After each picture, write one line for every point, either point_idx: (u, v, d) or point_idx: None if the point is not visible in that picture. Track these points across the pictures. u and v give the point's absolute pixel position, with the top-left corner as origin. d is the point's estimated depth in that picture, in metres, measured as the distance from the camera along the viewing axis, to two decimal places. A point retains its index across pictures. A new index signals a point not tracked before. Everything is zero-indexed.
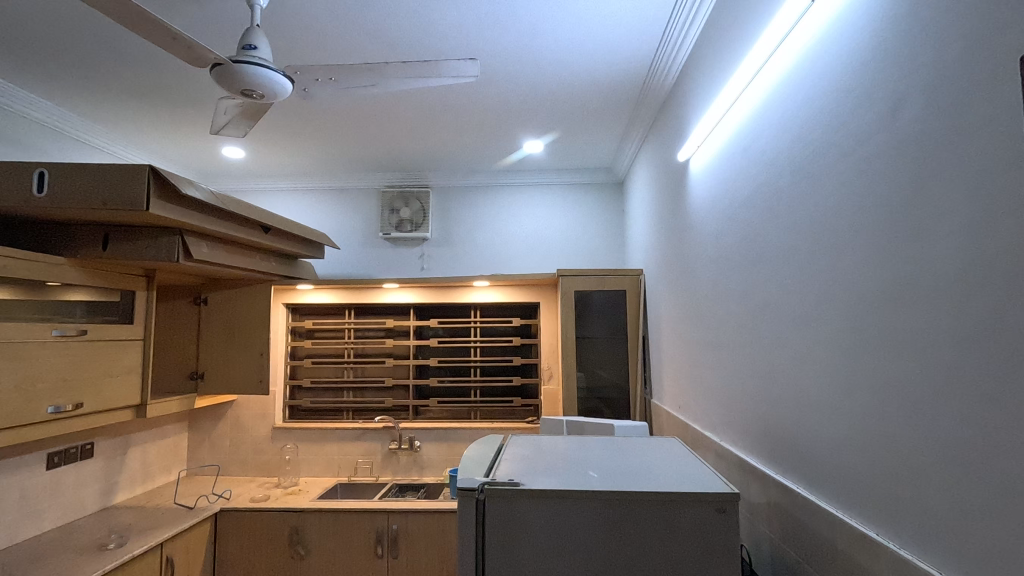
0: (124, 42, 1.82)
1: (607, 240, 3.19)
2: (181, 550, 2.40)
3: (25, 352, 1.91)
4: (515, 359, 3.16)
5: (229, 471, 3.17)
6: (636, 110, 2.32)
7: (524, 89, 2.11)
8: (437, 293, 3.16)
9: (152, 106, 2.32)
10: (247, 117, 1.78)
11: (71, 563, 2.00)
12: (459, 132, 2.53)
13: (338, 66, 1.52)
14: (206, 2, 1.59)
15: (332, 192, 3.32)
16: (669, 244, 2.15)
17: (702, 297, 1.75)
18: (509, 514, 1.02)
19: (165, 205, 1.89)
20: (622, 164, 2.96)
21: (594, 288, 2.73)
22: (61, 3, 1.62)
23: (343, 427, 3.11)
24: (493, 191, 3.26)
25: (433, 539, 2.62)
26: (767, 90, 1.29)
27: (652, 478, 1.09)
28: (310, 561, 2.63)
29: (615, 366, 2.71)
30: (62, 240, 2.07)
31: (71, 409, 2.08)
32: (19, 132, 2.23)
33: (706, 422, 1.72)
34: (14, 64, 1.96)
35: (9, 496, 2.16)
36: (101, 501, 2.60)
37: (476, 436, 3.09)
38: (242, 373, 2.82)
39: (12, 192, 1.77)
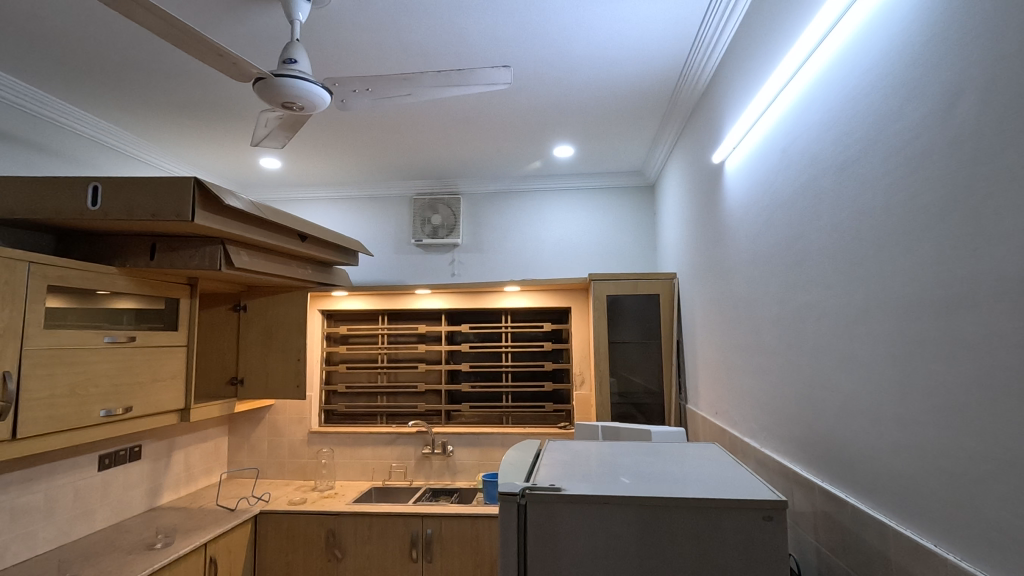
0: (170, 59, 1.90)
1: (638, 244, 3.16)
2: (224, 550, 2.46)
3: (79, 358, 2.00)
4: (546, 364, 3.15)
5: (267, 474, 3.24)
6: (668, 113, 2.30)
7: (555, 94, 2.12)
8: (468, 299, 3.18)
9: (194, 120, 2.41)
10: (286, 129, 1.83)
11: (120, 563, 2.07)
12: (491, 138, 2.55)
13: (375, 77, 1.55)
14: (248, 20, 1.64)
15: (365, 200, 3.38)
16: (704, 247, 2.12)
17: (739, 300, 1.72)
18: (550, 519, 1.01)
19: (210, 215, 1.96)
20: (654, 168, 2.93)
21: (625, 292, 2.71)
22: (114, 24, 1.71)
23: (377, 432, 3.15)
24: (523, 197, 3.27)
25: (467, 543, 2.63)
26: (807, 88, 1.26)
27: (694, 485, 1.07)
28: (347, 563, 2.66)
29: (648, 371, 2.68)
30: (112, 250, 2.16)
31: (121, 413, 2.17)
32: (71, 147, 2.34)
33: (746, 429, 1.69)
34: (69, 82, 2.07)
35: (64, 496, 2.25)
36: (148, 502, 2.69)
37: (508, 441, 3.09)
38: (280, 378, 2.89)
39: (67, 205, 1.86)
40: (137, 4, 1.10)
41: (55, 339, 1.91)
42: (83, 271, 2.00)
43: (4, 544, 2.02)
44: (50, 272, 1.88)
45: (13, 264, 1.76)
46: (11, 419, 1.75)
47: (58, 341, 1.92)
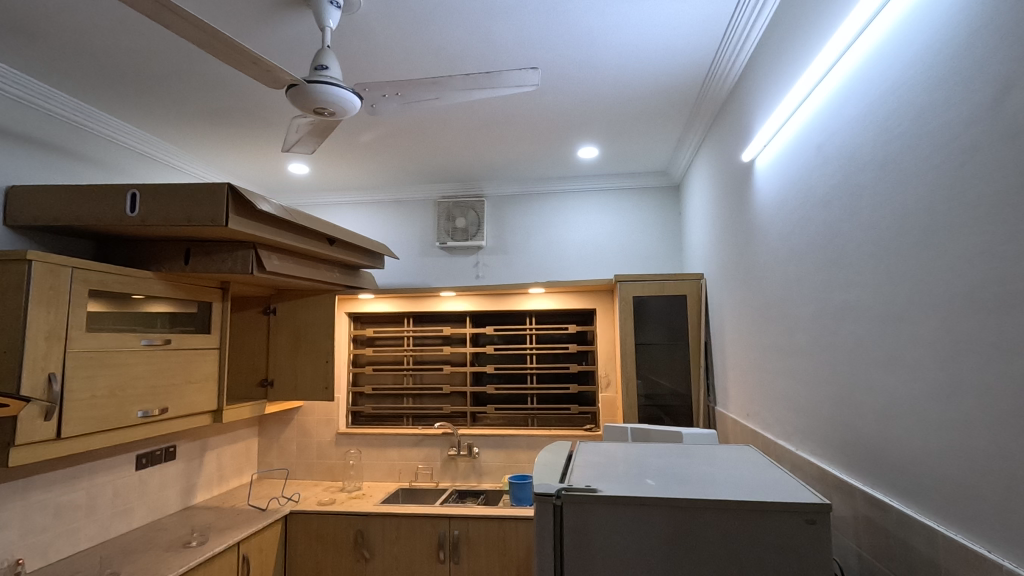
0: (204, 68, 1.95)
1: (663, 245, 3.14)
2: (256, 549, 2.51)
3: (119, 361, 2.06)
4: (571, 366, 3.14)
5: (296, 475, 3.29)
6: (694, 112, 2.28)
7: (581, 96, 2.12)
8: (493, 301, 3.19)
9: (226, 128, 2.47)
10: (316, 135, 1.86)
11: (157, 560, 2.12)
12: (515, 141, 2.56)
13: (404, 82, 1.57)
14: (281, 28, 1.68)
15: (390, 204, 3.42)
16: (733, 247, 2.09)
17: (772, 300, 1.69)
18: (587, 521, 1.01)
19: (243, 220, 2.00)
20: (679, 167, 2.90)
21: (651, 293, 2.69)
22: (153, 36, 1.76)
23: (403, 434, 3.18)
24: (546, 198, 3.27)
25: (494, 545, 2.63)
26: (843, 84, 1.24)
27: (732, 487, 1.06)
28: (375, 564, 2.69)
29: (675, 374, 2.65)
30: (149, 255, 2.22)
31: (157, 414, 2.22)
32: (108, 156, 2.42)
33: (780, 431, 1.66)
34: (109, 93, 2.14)
35: (104, 494, 2.32)
36: (182, 501, 2.76)
37: (534, 444, 3.08)
38: (308, 380, 2.93)
39: (107, 211, 1.92)
40: (175, 14, 1.13)
41: (96, 342, 1.97)
42: (121, 276, 2.06)
43: (48, 540, 2.09)
44: (91, 277, 1.95)
45: (56, 269, 1.82)
46: (56, 419, 1.81)
47: (99, 344, 1.98)
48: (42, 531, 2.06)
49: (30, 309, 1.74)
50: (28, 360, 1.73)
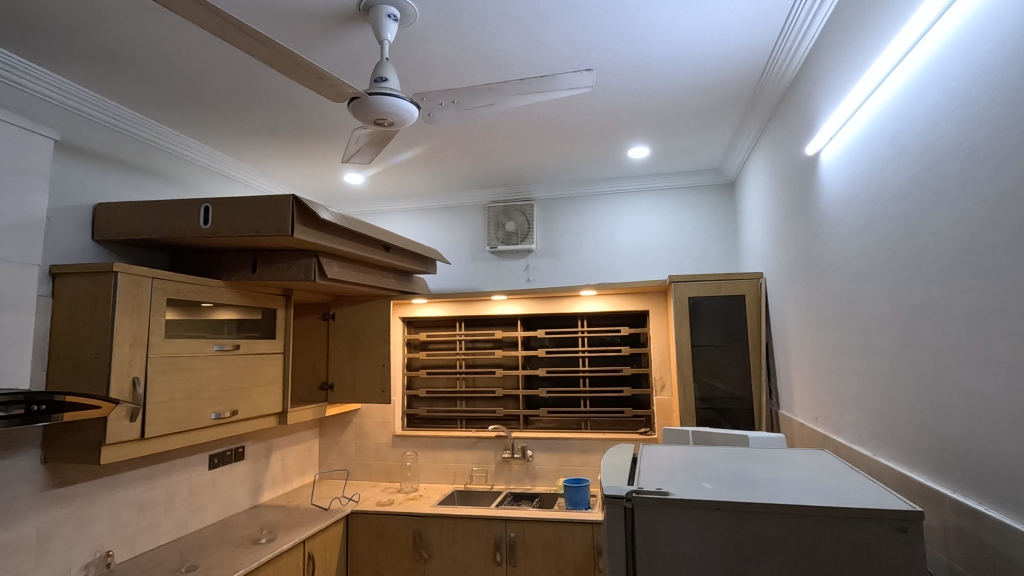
0: (270, 86, 2.05)
1: (718, 244, 3.06)
2: (319, 548, 2.59)
3: (194, 365, 2.18)
4: (625, 368, 3.11)
5: (355, 476, 3.39)
6: (751, 106, 2.22)
7: (633, 94, 2.09)
8: (544, 304, 3.20)
9: (288, 141, 2.58)
10: (374, 145, 1.92)
11: (231, 556, 2.23)
12: (565, 143, 2.56)
13: (460, 89, 1.59)
14: (341, 43, 1.75)
15: (441, 210, 3.48)
16: (796, 245, 2.02)
17: (841, 298, 1.63)
18: (659, 524, 0.99)
19: (307, 229, 2.08)
20: (734, 164, 2.83)
21: (707, 293, 2.63)
22: (225, 58, 1.86)
23: (458, 436, 3.23)
24: (595, 199, 3.25)
25: (550, 549, 2.62)
26: (919, 70, 1.19)
27: (809, 492, 1.03)
28: (433, 564, 2.73)
29: (733, 376, 2.58)
30: (220, 265, 2.35)
31: (229, 416, 2.34)
32: (181, 172, 2.58)
33: (854, 435, 1.59)
34: (182, 113, 2.28)
35: (180, 492, 2.46)
36: (251, 499, 2.88)
37: (588, 447, 3.06)
38: (366, 383, 3.02)
39: (183, 224, 2.04)
40: (243, 32, 1.19)
41: (174, 347, 2.09)
42: (195, 285, 2.18)
43: (133, 534, 2.23)
44: (169, 286, 2.07)
45: (138, 280, 1.95)
46: (140, 420, 1.94)
47: (176, 350, 2.10)
48: (127, 525, 2.20)
49: (117, 317, 1.87)
50: (115, 365, 1.86)
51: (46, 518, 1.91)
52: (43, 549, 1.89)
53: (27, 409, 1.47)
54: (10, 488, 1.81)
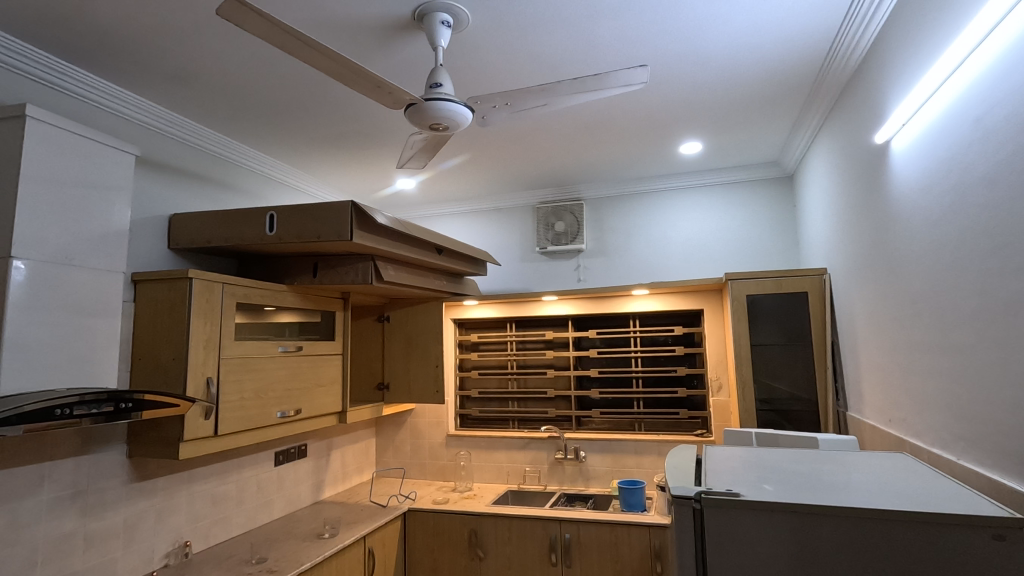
0: (328, 96, 2.12)
1: (777, 240, 2.96)
2: (379, 544, 2.66)
3: (262, 366, 2.29)
4: (679, 369, 3.05)
5: (410, 474, 3.46)
6: (812, 96, 2.13)
7: (686, 88, 2.05)
8: (595, 303, 3.17)
9: (345, 150, 2.67)
10: (428, 150, 1.95)
11: (298, 549, 2.32)
12: (616, 141, 2.54)
13: (514, 91, 1.60)
14: (397, 51, 1.79)
15: (490, 212, 3.51)
16: (864, 239, 1.93)
17: (918, 293, 1.54)
18: (729, 526, 0.97)
19: (365, 234, 2.14)
20: (793, 157, 2.73)
21: (765, 291, 2.54)
22: (288, 72, 1.95)
23: (511, 436, 3.25)
24: (646, 197, 3.20)
25: (606, 551, 2.60)
26: (1005, 48, 1.11)
27: (893, 496, 0.97)
28: (489, 563, 2.75)
29: (795, 377, 2.48)
30: (284, 270, 2.46)
31: (293, 414, 2.44)
32: (247, 183, 2.71)
33: (934, 438, 1.50)
34: (248, 126, 2.40)
35: (250, 486, 2.58)
36: (313, 495, 3.00)
37: (643, 449, 3.02)
38: (421, 383, 3.08)
39: (250, 231, 2.14)
40: (303, 43, 1.23)
41: (243, 349, 2.20)
42: (261, 290, 2.29)
43: (208, 526, 2.35)
44: (238, 291, 2.18)
45: (211, 286, 2.06)
46: (214, 418, 2.05)
47: (246, 351, 2.21)
48: (202, 517, 2.33)
49: (192, 321, 1.99)
50: (191, 366, 1.98)
51: (131, 509, 2.04)
52: (130, 537, 2.03)
53: (114, 407, 1.59)
54: (101, 481, 1.94)
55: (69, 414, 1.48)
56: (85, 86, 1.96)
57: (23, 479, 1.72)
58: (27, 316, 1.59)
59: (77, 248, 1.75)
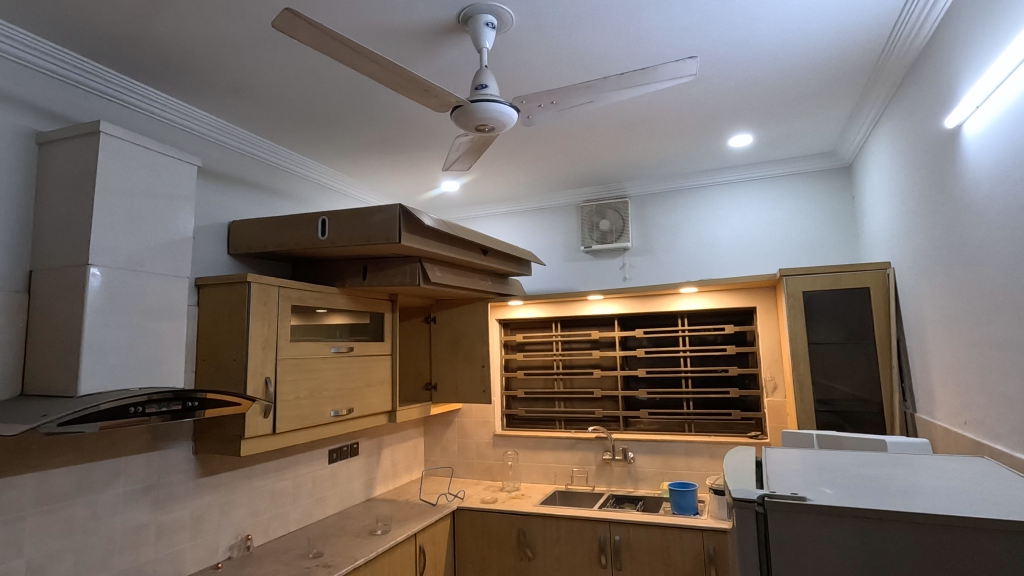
0: (376, 102, 2.17)
1: (834, 233, 2.83)
2: (429, 541, 2.70)
3: (315, 366, 2.36)
4: (731, 369, 2.96)
5: (458, 473, 3.50)
6: (871, 82, 2.04)
7: (737, 79, 1.99)
8: (642, 302, 3.12)
9: (392, 154, 2.73)
10: (473, 152, 1.97)
11: (352, 545, 2.38)
12: (661, 137, 2.49)
13: (559, 89, 1.59)
14: (442, 55, 1.82)
15: (534, 212, 3.51)
16: (933, 230, 1.82)
17: (995, 287, 1.44)
18: (795, 532, 0.92)
19: (413, 236, 2.18)
20: (851, 146, 2.61)
21: (822, 287, 2.44)
22: (337, 80, 2.00)
23: (557, 436, 3.24)
24: (694, 193, 3.13)
25: (657, 554, 2.55)
26: None
27: (973, 501, 0.91)
28: (538, 563, 2.75)
29: (856, 377, 2.37)
30: (335, 273, 2.54)
31: (346, 413, 2.51)
32: (300, 189, 2.80)
33: (1016, 442, 1.40)
34: (300, 135, 2.48)
35: (306, 483, 2.67)
36: (365, 493, 3.07)
37: (693, 450, 2.95)
38: (467, 383, 3.11)
39: (304, 236, 2.22)
40: (353, 50, 1.26)
41: (298, 350, 2.27)
42: (314, 292, 2.36)
43: (267, 520, 2.45)
44: (293, 294, 2.26)
45: (268, 289, 2.14)
46: (272, 417, 2.12)
47: (300, 352, 2.29)
48: (262, 512, 2.42)
49: (250, 323, 2.07)
50: (251, 367, 2.06)
51: (197, 503, 2.15)
52: (196, 530, 2.13)
53: (181, 405, 1.67)
54: (169, 475, 2.05)
55: (141, 412, 1.57)
56: (152, 101, 2.07)
57: (100, 473, 1.83)
58: (103, 319, 1.69)
59: (146, 255, 1.85)
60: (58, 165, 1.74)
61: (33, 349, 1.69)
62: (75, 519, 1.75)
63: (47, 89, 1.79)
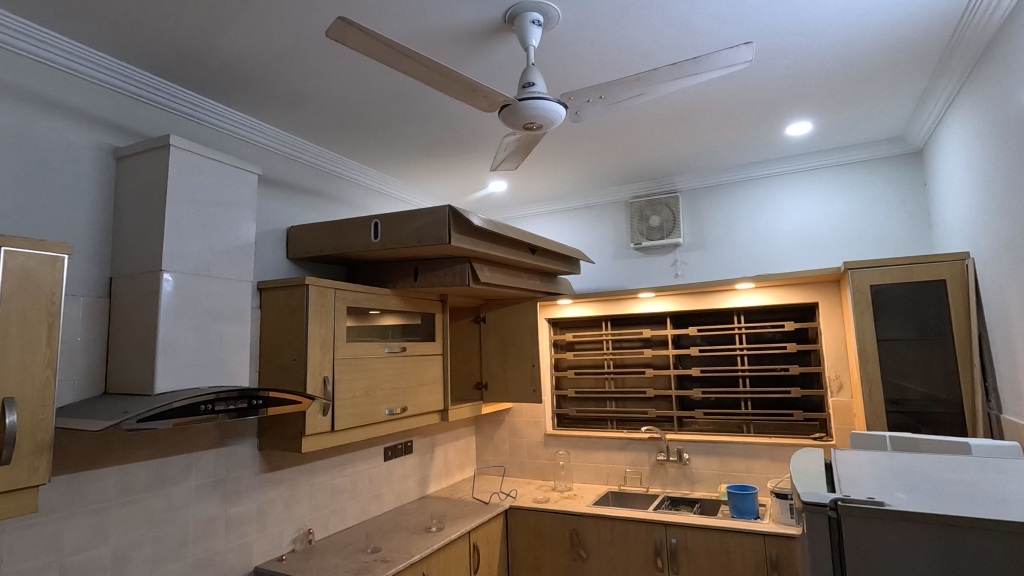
0: (425, 106, 2.21)
1: (904, 223, 2.66)
2: (483, 540, 2.72)
3: (370, 366, 2.42)
4: (792, 367, 2.84)
5: (510, 473, 3.51)
6: (945, 61, 1.91)
7: (795, 64, 1.91)
8: (695, 299, 3.04)
9: (441, 156, 2.77)
10: (521, 151, 1.97)
11: (408, 541, 2.42)
12: (714, 128, 2.42)
13: (607, 83, 1.56)
14: (489, 55, 1.83)
15: (582, 210, 3.48)
16: (1018, 216, 1.68)
17: None
18: (872, 539, 0.86)
19: (463, 237, 2.20)
20: (923, 130, 2.45)
21: (893, 280, 2.30)
22: (388, 86, 2.05)
23: (609, 436, 3.20)
24: (749, 185, 3.02)
25: (717, 559, 2.47)
26: None
27: None
28: (592, 564, 2.72)
29: (932, 376, 2.22)
30: (388, 275, 2.60)
31: (400, 412, 2.56)
32: (353, 194, 2.89)
33: None
34: (353, 141, 2.56)
35: (363, 480, 2.74)
36: (419, 490, 3.12)
37: (752, 452, 2.84)
38: (518, 382, 3.11)
39: (358, 239, 2.28)
40: (402, 54, 1.28)
41: (354, 350, 2.34)
42: (368, 294, 2.42)
43: (328, 515, 2.53)
44: (349, 296, 2.33)
45: (325, 291, 2.22)
46: (331, 415, 2.19)
47: (356, 352, 2.35)
48: (322, 507, 2.51)
49: (309, 324, 2.14)
50: (310, 367, 2.14)
51: (263, 497, 2.24)
52: (263, 523, 2.23)
53: (246, 404, 1.75)
54: (237, 470, 2.15)
55: (211, 409, 1.66)
56: (215, 114, 2.18)
57: (175, 467, 1.94)
58: (175, 322, 1.80)
59: (213, 261, 1.95)
60: (133, 179, 1.86)
61: (114, 351, 1.81)
62: (153, 510, 1.86)
63: (123, 108, 1.92)
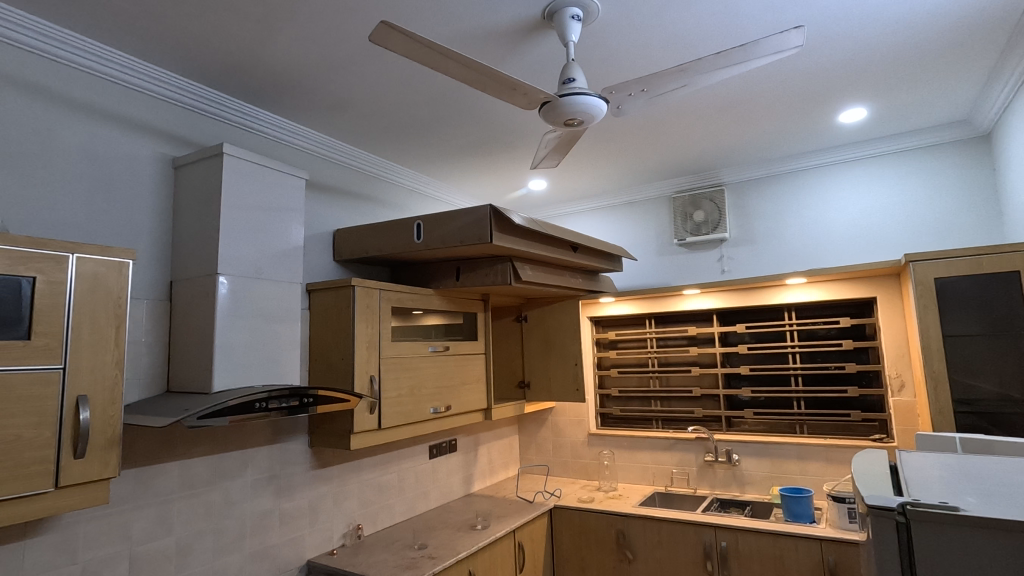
0: (465, 106, 2.22)
1: (970, 212, 2.50)
2: (528, 538, 2.72)
3: (415, 364, 2.46)
4: (848, 366, 2.71)
5: (553, 472, 3.50)
6: (1015, 37, 1.78)
7: (848, 48, 1.83)
8: (743, 296, 2.95)
9: (481, 157, 2.78)
10: (561, 148, 1.95)
11: (453, 538, 2.44)
12: (761, 118, 2.34)
13: (649, 76, 1.53)
14: (528, 52, 1.82)
15: (623, 207, 3.43)
16: None
17: None
18: (946, 547, 0.80)
19: (505, 236, 2.20)
20: (989, 112, 2.30)
21: (959, 273, 2.17)
22: (428, 88, 2.07)
23: (654, 436, 3.14)
24: (798, 176, 2.91)
25: (769, 563, 2.39)
26: None
27: None
28: (638, 566, 2.68)
29: (1005, 374, 2.08)
30: (431, 275, 2.63)
31: (444, 410, 2.59)
32: (396, 196, 2.94)
33: None
34: (395, 144, 2.60)
35: (409, 477, 2.79)
36: (464, 488, 3.15)
37: (806, 454, 2.74)
38: (560, 381, 3.10)
39: (401, 240, 2.32)
40: (442, 55, 1.29)
41: (399, 349, 2.38)
42: (412, 294, 2.46)
43: (376, 511, 2.59)
44: (393, 296, 2.37)
45: (370, 292, 2.26)
46: (378, 413, 2.24)
47: (401, 351, 2.39)
48: (370, 503, 2.56)
49: (356, 325, 2.19)
50: (357, 366, 2.19)
51: (314, 492, 2.31)
52: (314, 517, 2.30)
53: (297, 402, 1.80)
54: (289, 466, 2.22)
55: (264, 407, 1.72)
56: (265, 123, 2.26)
57: (233, 463, 2.02)
58: (230, 323, 1.87)
59: (265, 264, 2.02)
60: (189, 187, 1.95)
61: (175, 351, 1.90)
62: (213, 503, 1.95)
63: (180, 119, 2.01)
